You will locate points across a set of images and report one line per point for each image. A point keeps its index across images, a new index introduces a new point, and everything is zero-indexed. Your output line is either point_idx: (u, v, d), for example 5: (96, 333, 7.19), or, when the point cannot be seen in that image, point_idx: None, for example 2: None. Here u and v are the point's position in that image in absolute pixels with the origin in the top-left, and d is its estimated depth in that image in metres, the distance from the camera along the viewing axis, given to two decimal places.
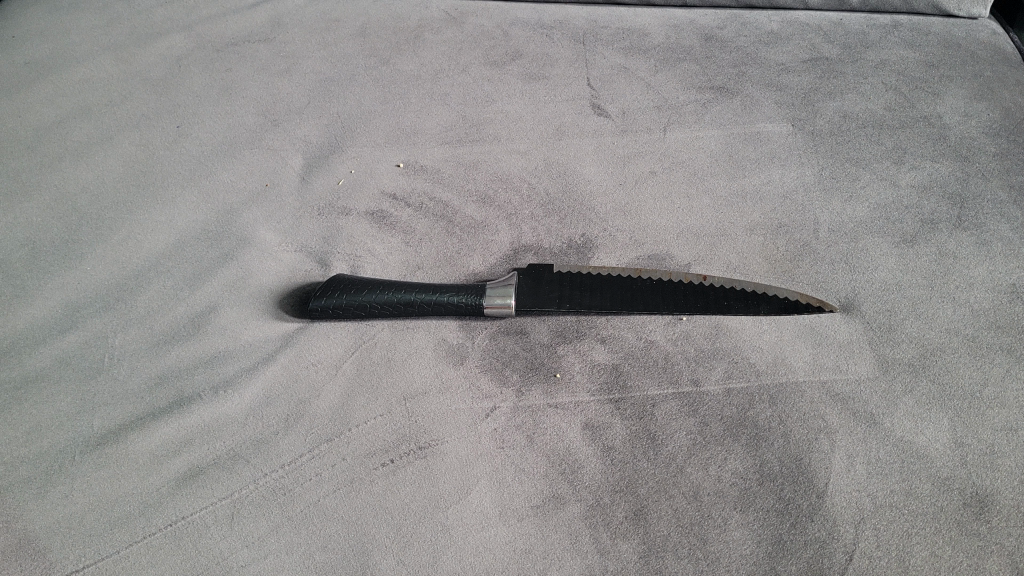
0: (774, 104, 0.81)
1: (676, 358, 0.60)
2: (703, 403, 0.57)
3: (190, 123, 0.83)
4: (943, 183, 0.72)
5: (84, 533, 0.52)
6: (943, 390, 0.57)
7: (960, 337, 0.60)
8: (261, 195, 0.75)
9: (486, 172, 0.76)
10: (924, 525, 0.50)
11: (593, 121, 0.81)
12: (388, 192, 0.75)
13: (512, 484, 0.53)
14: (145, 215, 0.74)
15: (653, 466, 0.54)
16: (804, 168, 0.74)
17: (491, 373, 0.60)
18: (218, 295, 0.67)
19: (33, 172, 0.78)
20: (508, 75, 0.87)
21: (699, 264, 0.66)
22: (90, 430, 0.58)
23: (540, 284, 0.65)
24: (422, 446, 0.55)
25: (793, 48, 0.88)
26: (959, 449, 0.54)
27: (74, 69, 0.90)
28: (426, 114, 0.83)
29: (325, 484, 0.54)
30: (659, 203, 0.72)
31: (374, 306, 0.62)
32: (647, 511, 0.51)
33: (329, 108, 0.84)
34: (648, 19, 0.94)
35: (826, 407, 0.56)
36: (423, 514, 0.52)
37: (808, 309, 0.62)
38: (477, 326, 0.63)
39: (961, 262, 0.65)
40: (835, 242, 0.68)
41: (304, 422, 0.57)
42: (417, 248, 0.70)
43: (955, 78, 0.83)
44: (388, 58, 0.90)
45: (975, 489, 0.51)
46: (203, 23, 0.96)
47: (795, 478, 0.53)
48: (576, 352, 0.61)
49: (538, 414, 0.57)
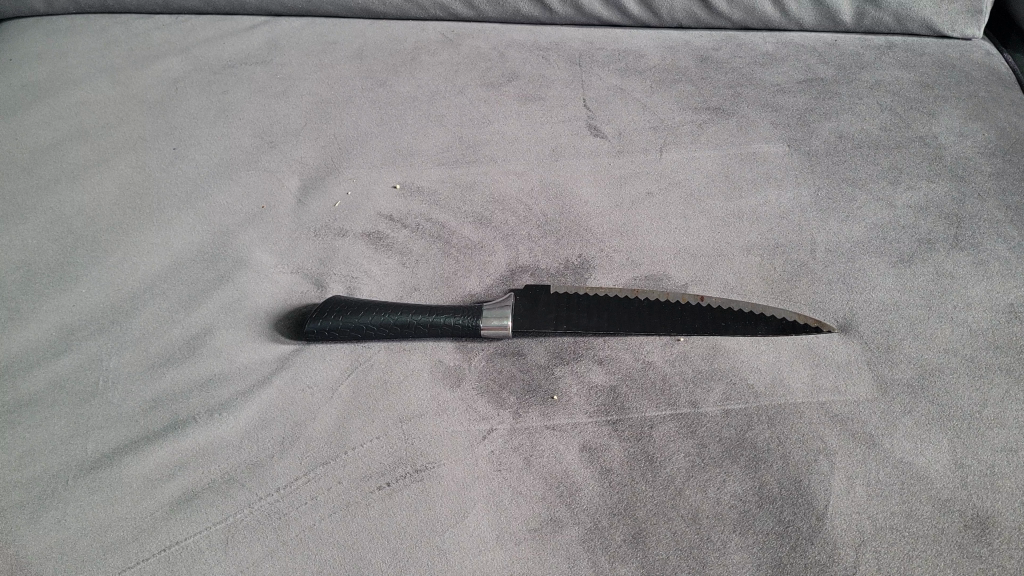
0: (770, 124, 0.81)
1: (674, 379, 0.60)
2: (701, 425, 0.57)
3: (187, 145, 0.83)
4: (939, 202, 0.72)
5: (76, 558, 0.51)
6: (942, 411, 0.57)
7: (959, 357, 0.60)
8: (257, 216, 0.75)
9: (482, 193, 0.76)
10: (925, 547, 0.49)
11: (590, 142, 0.81)
12: (384, 213, 0.75)
13: (508, 507, 0.53)
14: (141, 237, 0.74)
15: (652, 488, 0.54)
16: (800, 188, 0.74)
17: (488, 396, 0.60)
18: (215, 317, 0.66)
19: (29, 195, 0.78)
20: (505, 96, 0.87)
21: (696, 285, 0.67)
22: (83, 453, 0.57)
23: (538, 305, 0.65)
24: (418, 468, 0.55)
25: (788, 69, 0.88)
26: (960, 470, 0.53)
27: (71, 92, 0.91)
28: (422, 136, 0.83)
29: (321, 507, 0.53)
30: (656, 223, 0.72)
31: (370, 328, 0.63)
32: (645, 534, 0.51)
33: (326, 129, 0.84)
34: (644, 40, 0.94)
35: (825, 428, 0.56)
36: (420, 538, 0.51)
37: (806, 329, 0.62)
38: (474, 347, 0.63)
39: (959, 283, 0.65)
40: (832, 262, 0.68)
41: (300, 445, 0.57)
42: (414, 270, 0.69)
43: (952, 99, 0.83)
44: (385, 80, 0.90)
45: (977, 511, 0.51)
46: (200, 45, 0.97)
47: (794, 500, 0.52)
48: (574, 374, 0.61)
49: (535, 436, 0.57)
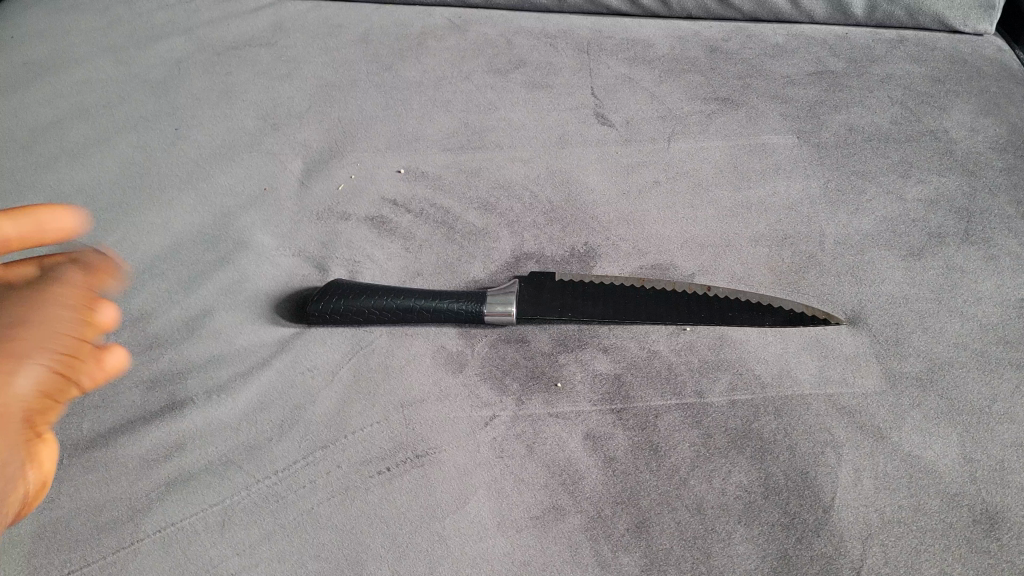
0: (779, 116, 0.81)
1: (679, 368, 0.59)
2: (706, 415, 0.56)
3: (190, 126, 0.82)
4: (950, 197, 0.71)
5: (69, 538, 0.51)
6: (951, 405, 0.56)
7: (968, 352, 0.59)
8: (259, 199, 0.74)
9: (488, 179, 0.75)
10: (933, 541, 0.49)
11: (597, 130, 0.80)
12: (388, 198, 0.74)
13: (510, 494, 0.52)
14: (141, 217, 0.73)
15: (656, 478, 0.53)
16: (809, 180, 0.73)
17: (490, 382, 0.59)
18: (215, 298, 0.66)
19: (28, 173, 0.77)
20: (512, 83, 0.86)
21: (703, 275, 0.66)
22: (78, 432, 0.56)
23: (542, 292, 0.64)
24: (419, 454, 0.54)
25: (798, 61, 0.87)
26: (969, 465, 0.53)
27: (73, 71, 0.89)
28: (427, 121, 0.82)
29: (320, 491, 0.52)
30: (663, 212, 0.71)
31: (371, 311, 0.61)
32: (649, 524, 0.50)
33: (330, 113, 0.83)
34: (653, 29, 0.93)
35: (832, 420, 0.55)
36: (419, 524, 0.51)
37: (814, 321, 0.61)
38: (477, 334, 0.62)
39: (970, 277, 0.64)
40: (841, 254, 0.67)
41: (299, 428, 0.56)
42: (418, 255, 0.69)
43: (962, 94, 0.82)
44: (391, 65, 0.89)
45: (986, 506, 0.51)
46: (204, 27, 0.96)
47: (801, 492, 0.52)
48: (578, 362, 0.60)
49: (538, 423, 0.56)
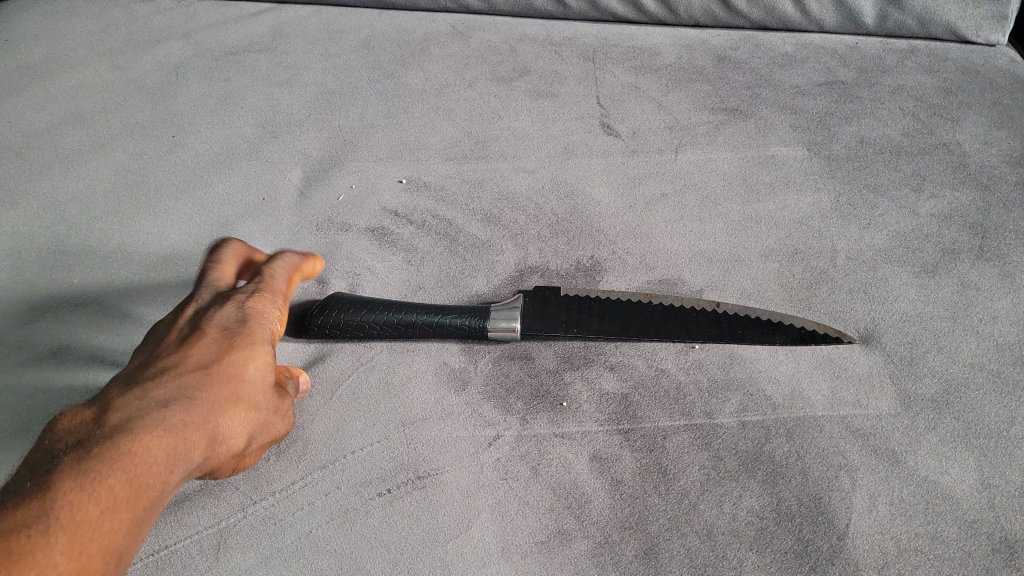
0: (789, 127, 0.79)
1: (688, 388, 0.58)
2: (716, 437, 0.55)
3: (187, 133, 0.81)
4: (964, 212, 0.70)
5: None
6: (968, 428, 0.55)
7: (985, 372, 0.58)
8: (258, 208, 0.73)
9: (492, 190, 0.74)
10: (951, 572, 0.47)
11: (603, 140, 0.79)
12: (389, 209, 0.72)
13: (515, 518, 0.50)
14: (136, 226, 0.71)
15: (665, 503, 0.51)
16: (820, 194, 0.72)
17: (493, 401, 0.57)
18: None
19: (21, 180, 0.75)
20: (516, 92, 0.85)
21: (712, 290, 0.64)
22: None
23: (547, 307, 0.62)
24: (421, 475, 0.53)
25: (807, 71, 0.86)
26: (987, 491, 0.51)
27: (68, 76, 0.88)
28: (429, 130, 0.81)
29: (317, 514, 0.51)
30: (671, 225, 0.70)
31: (371, 326, 0.60)
32: (658, 551, 0.49)
33: (330, 120, 0.82)
34: (659, 37, 0.92)
35: (846, 443, 0.54)
36: (420, 549, 0.49)
37: (826, 339, 0.59)
38: (480, 350, 0.61)
39: (985, 295, 0.63)
40: (853, 270, 0.65)
41: (298, 447, 0.54)
42: (420, 267, 0.67)
43: (974, 106, 0.81)
44: (393, 71, 0.88)
45: (1004, 534, 0.49)
46: (203, 32, 0.94)
47: (814, 518, 0.50)
48: (584, 380, 0.58)
49: (543, 444, 0.54)
